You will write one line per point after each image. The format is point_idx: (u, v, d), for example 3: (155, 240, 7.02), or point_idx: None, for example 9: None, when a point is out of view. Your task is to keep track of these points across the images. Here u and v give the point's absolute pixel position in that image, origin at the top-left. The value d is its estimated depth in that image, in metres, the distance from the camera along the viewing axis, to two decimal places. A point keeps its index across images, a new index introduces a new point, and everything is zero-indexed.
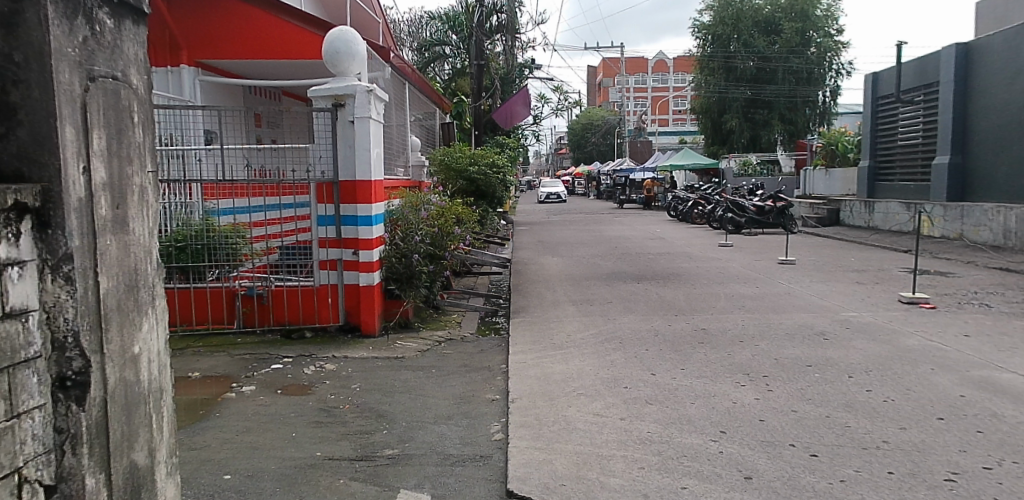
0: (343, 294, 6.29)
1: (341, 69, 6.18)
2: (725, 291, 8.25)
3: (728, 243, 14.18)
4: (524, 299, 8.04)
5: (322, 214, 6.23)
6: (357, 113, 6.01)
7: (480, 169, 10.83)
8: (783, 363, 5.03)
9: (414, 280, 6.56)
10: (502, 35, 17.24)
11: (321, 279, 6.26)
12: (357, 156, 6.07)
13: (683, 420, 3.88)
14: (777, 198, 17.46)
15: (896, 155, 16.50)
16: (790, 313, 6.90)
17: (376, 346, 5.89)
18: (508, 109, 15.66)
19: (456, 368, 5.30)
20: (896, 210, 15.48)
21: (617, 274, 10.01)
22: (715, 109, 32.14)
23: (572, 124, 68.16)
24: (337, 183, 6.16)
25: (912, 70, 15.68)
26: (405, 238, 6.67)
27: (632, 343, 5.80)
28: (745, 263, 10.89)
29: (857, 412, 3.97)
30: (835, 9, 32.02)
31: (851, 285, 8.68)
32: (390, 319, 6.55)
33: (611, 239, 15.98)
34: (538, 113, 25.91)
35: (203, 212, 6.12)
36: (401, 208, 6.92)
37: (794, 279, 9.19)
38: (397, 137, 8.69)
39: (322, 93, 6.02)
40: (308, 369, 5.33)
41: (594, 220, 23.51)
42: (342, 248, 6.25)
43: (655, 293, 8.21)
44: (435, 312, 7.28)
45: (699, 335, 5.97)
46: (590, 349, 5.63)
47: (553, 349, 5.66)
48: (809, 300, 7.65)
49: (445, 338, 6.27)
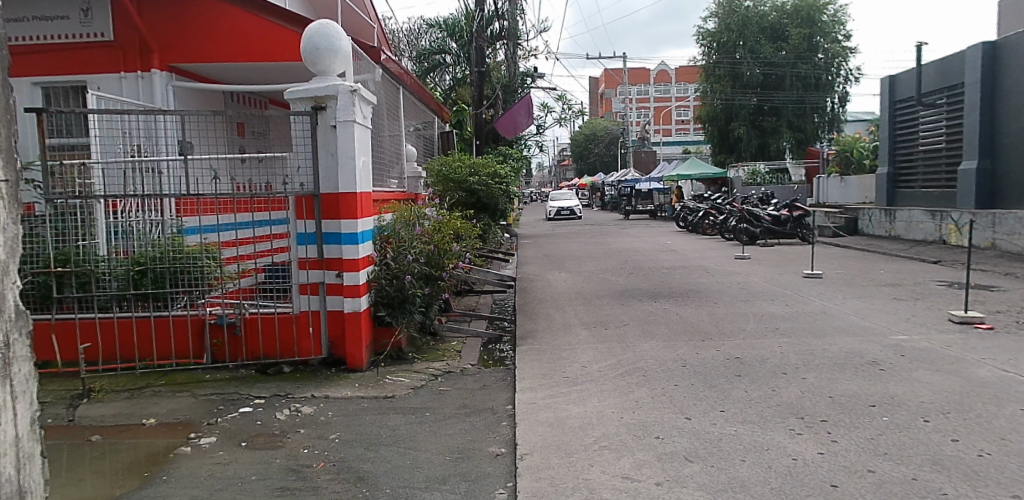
0: (326, 322, 5.53)
1: (321, 68, 5.46)
2: (752, 311, 7.49)
3: (746, 255, 13.43)
4: (530, 322, 7.30)
5: (301, 231, 5.49)
6: (338, 117, 5.30)
7: (481, 179, 10.10)
8: (840, 403, 4.27)
9: (408, 305, 5.78)
10: (504, 43, 16.64)
11: (300, 305, 5.52)
12: (341, 166, 5.34)
13: (737, 485, 3.10)
14: (791, 205, 16.74)
15: (917, 160, 15.72)
16: (831, 337, 6.12)
17: (362, 384, 5.10)
18: (511, 119, 14.90)
19: (454, 411, 4.53)
20: (920, 218, 14.73)
21: (631, 291, 9.27)
22: (722, 117, 31.68)
23: (575, 135, 67.66)
24: (318, 196, 5.42)
25: (934, 71, 14.92)
26: (396, 258, 5.87)
27: (657, 376, 5.03)
28: (767, 278, 10.13)
29: (951, 474, 3.20)
30: (843, 14, 31.35)
31: (890, 302, 7.90)
32: (380, 352, 5.78)
33: (620, 251, 15.29)
34: (540, 122, 25.37)
35: (169, 230, 5.41)
36: (392, 224, 6.15)
37: (826, 295, 8.42)
38: (390, 146, 7.98)
39: (299, 95, 5.32)
40: (281, 413, 4.55)
41: (602, 232, 22.81)
42: (324, 270, 5.50)
43: (676, 314, 7.46)
44: (433, 339, 6.49)
45: (734, 366, 5.20)
46: (610, 384, 4.87)
47: (566, 385, 4.89)
48: (848, 320, 6.89)
49: (442, 371, 5.49)
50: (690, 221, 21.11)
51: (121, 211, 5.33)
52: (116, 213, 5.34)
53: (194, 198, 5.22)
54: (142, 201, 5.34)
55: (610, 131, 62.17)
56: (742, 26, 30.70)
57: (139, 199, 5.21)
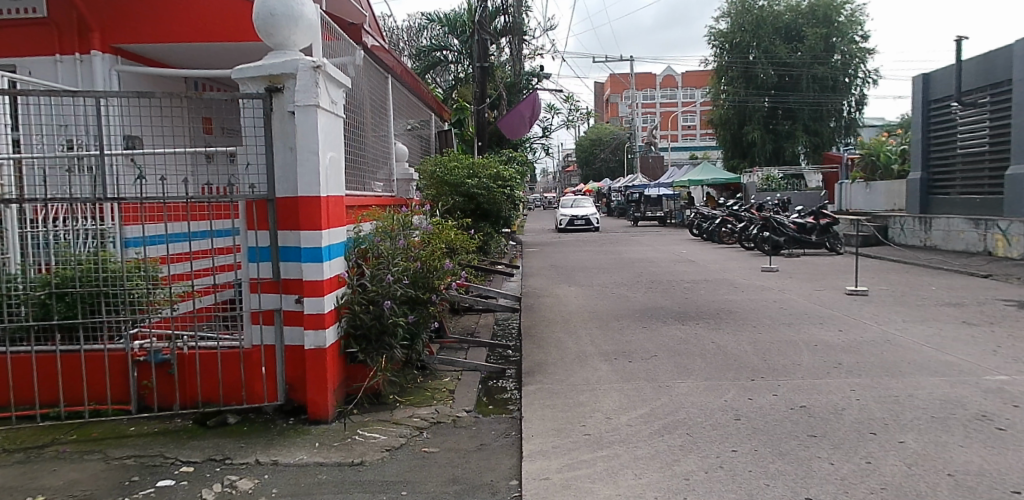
0: (282, 361, 4.37)
1: (278, 40, 4.36)
2: (802, 338, 6.34)
3: (773, 266, 12.30)
4: (539, 351, 6.20)
5: (253, 245, 4.35)
6: (297, 100, 4.15)
7: (480, 182, 8.97)
8: (968, 485, 3.13)
9: (387, 337, 4.60)
10: (509, 38, 15.56)
11: (251, 337, 4.40)
12: (300, 162, 4.18)
13: None
14: (818, 212, 15.55)
15: (955, 164, 14.57)
16: (911, 377, 4.97)
17: (323, 443, 3.94)
18: (514, 118, 13.71)
19: (440, 488, 3.36)
20: (960, 227, 13.62)
21: (653, 310, 8.13)
22: (735, 120, 30.56)
23: (580, 139, 66.60)
24: (273, 202, 4.28)
25: (975, 68, 13.74)
26: (374, 277, 4.71)
27: (707, 435, 3.89)
28: (804, 295, 8.97)
29: None
30: (861, 14, 30.21)
31: (960, 327, 6.74)
32: (350, 397, 4.61)
33: (633, 262, 14.18)
34: (546, 124, 24.32)
35: (100, 242, 4.29)
36: (372, 235, 5.02)
37: (882, 318, 7.28)
38: (376, 144, 6.88)
39: (250, 73, 4.22)
40: (209, 491, 3.38)
41: (611, 240, 21.66)
42: (281, 294, 4.35)
43: (711, 341, 6.35)
44: (422, 375, 5.36)
45: (804, 421, 4.08)
46: (647, 448, 3.72)
47: (588, 449, 3.74)
48: (921, 352, 5.74)
49: (429, 423, 4.33)
50: (706, 229, 19.98)
51: (44, 219, 4.22)
52: (38, 221, 4.24)
53: (128, 202, 4.09)
54: (66, 205, 4.21)
55: (617, 135, 61.27)
56: (756, 25, 29.74)
57: (58, 203, 4.08)
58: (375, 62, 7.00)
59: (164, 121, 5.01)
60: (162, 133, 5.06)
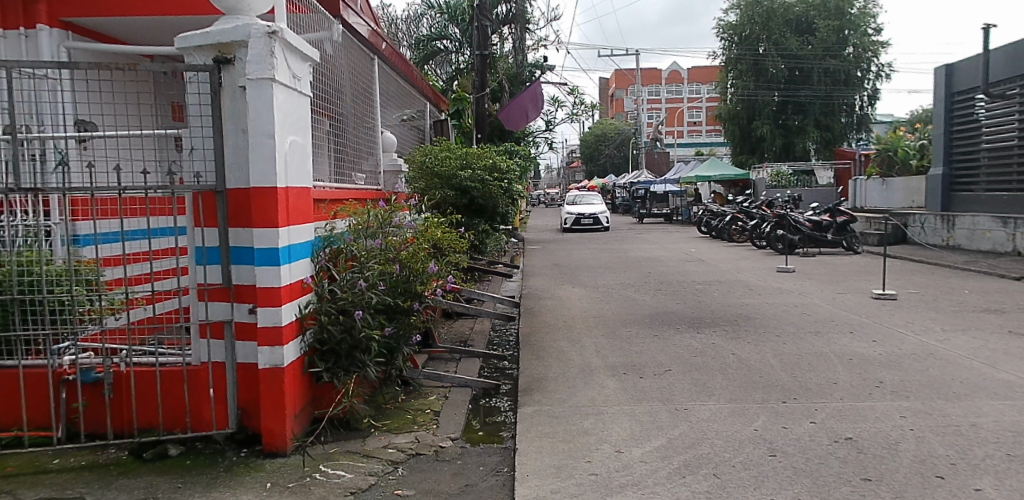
0: (234, 381, 3.72)
1: (231, 1, 3.68)
2: (833, 351, 5.66)
3: (789, 267, 11.60)
4: (537, 363, 5.52)
5: (201, 246, 3.69)
6: (249, 73, 3.47)
7: (474, 174, 8.30)
8: None
9: (358, 354, 3.95)
10: (511, 25, 14.83)
11: (199, 353, 3.76)
12: (253, 147, 3.50)
13: None
14: (834, 210, 14.84)
15: (979, 160, 13.80)
16: (968, 400, 4.30)
17: (276, 484, 3.27)
18: (516, 110, 13.02)
19: None
20: (986, 226, 12.92)
21: (664, 315, 7.44)
22: (744, 115, 29.78)
23: (585, 135, 65.82)
24: (221, 194, 3.61)
25: (1003, 58, 12.98)
26: (347, 284, 4.07)
27: (739, 477, 3.21)
28: (826, 299, 8.27)
29: None
30: (874, 6, 29.41)
31: (1008, 337, 6.05)
32: (316, 423, 3.96)
33: (639, 261, 13.50)
34: (549, 118, 23.53)
35: (25, 240, 3.65)
36: (347, 234, 4.37)
37: (918, 326, 6.60)
38: (360, 130, 6.24)
39: (196, 41, 3.57)
40: None
41: (618, 237, 20.93)
42: (232, 303, 3.69)
43: (731, 353, 5.67)
44: (403, 392, 4.72)
45: (853, 459, 3.40)
46: (666, 494, 3.05)
47: (595, 495, 3.06)
48: (972, 368, 5.04)
49: (405, 456, 3.67)
50: (714, 227, 19.25)
51: None
52: None
53: (49, 194, 3.40)
54: None
55: (622, 131, 60.47)
56: (767, 17, 28.98)
57: None
58: (358, 41, 6.33)
59: (121, 100, 4.31)
60: (121, 115, 4.37)
